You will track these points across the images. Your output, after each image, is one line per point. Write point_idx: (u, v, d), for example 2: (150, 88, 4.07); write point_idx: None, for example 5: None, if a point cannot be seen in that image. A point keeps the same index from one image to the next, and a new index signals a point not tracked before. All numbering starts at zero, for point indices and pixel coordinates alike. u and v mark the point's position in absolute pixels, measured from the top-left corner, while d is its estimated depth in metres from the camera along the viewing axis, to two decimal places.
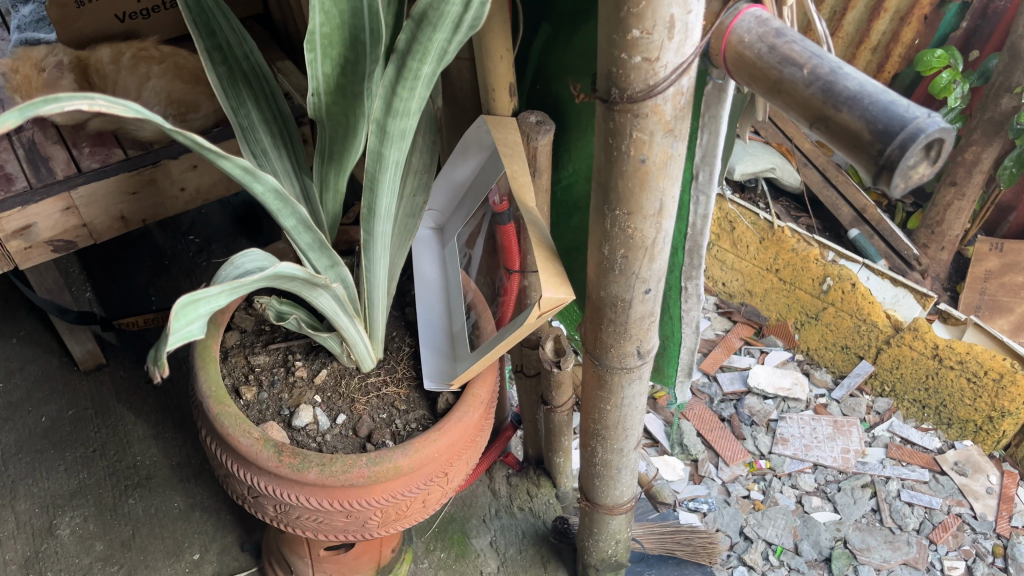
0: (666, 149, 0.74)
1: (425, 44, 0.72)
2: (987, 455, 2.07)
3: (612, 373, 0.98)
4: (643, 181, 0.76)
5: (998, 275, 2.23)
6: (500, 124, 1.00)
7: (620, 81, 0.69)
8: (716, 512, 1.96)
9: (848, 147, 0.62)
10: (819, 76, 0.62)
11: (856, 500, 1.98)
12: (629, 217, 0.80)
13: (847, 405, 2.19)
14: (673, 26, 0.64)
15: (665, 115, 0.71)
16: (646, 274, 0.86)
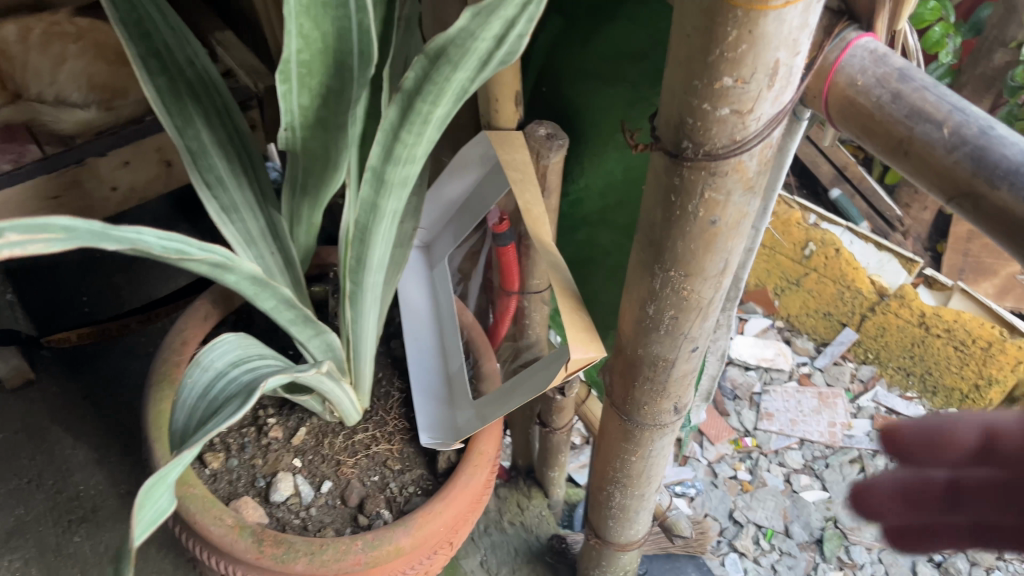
0: (742, 208, 0.59)
1: (439, 83, 0.55)
2: None
3: (643, 429, 0.86)
4: (710, 244, 0.62)
5: (980, 235, 2.16)
6: (504, 141, 0.84)
7: (698, 134, 0.54)
8: (703, 495, 1.86)
9: (1003, 233, 0.46)
10: (964, 138, 0.47)
11: (844, 477, 1.93)
12: (686, 280, 0.65)
13: (830, 374, 2.14)
14: (776, 72, 0.49)
15: (747, 172, 0.56)
16: (696, 333, 0.72)
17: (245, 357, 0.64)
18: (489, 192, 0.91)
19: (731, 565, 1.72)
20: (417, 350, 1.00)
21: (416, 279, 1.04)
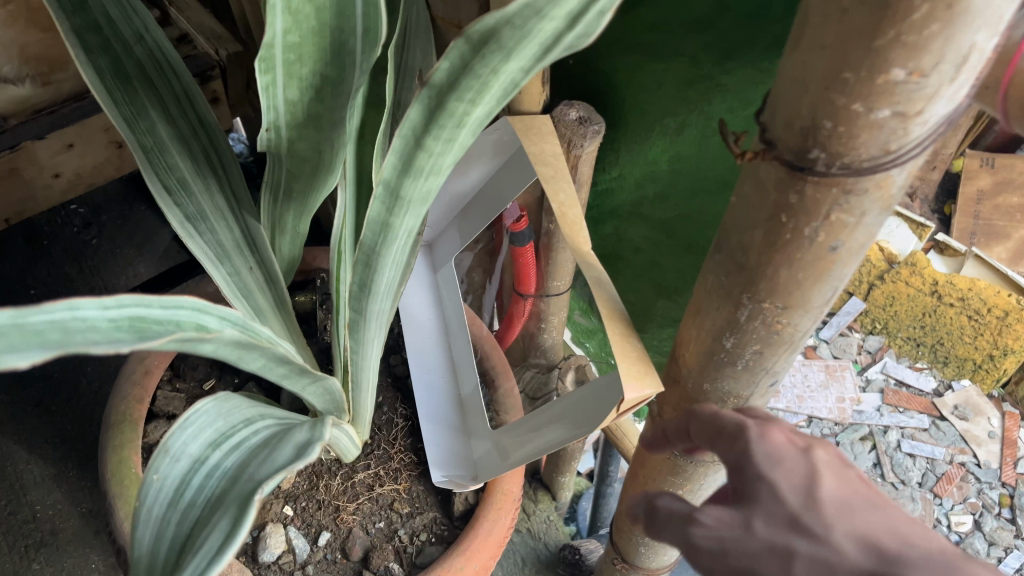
0: (873, 230, 0.45)
1: (482, 75, 0.40)
2: (987, 395, 1.95)
3: (696, 465, 0.73)
4: (823, 273, 0.48)
5: (990, 196, 2.08)
6: (528, 128, 0.68)
7: (836, 142, 0.39)
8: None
9: None
10: None
11: (857, 456, 1.83)
12: (782, 312, 0.52)
13: (837, 346, 2.00)
14: (967, 61, 0.35)
15: (892, 188, 0.42)
16: (780, 368, 0.59)
17: (231, 428, 0.50)
18: (506, 185, 0.79)
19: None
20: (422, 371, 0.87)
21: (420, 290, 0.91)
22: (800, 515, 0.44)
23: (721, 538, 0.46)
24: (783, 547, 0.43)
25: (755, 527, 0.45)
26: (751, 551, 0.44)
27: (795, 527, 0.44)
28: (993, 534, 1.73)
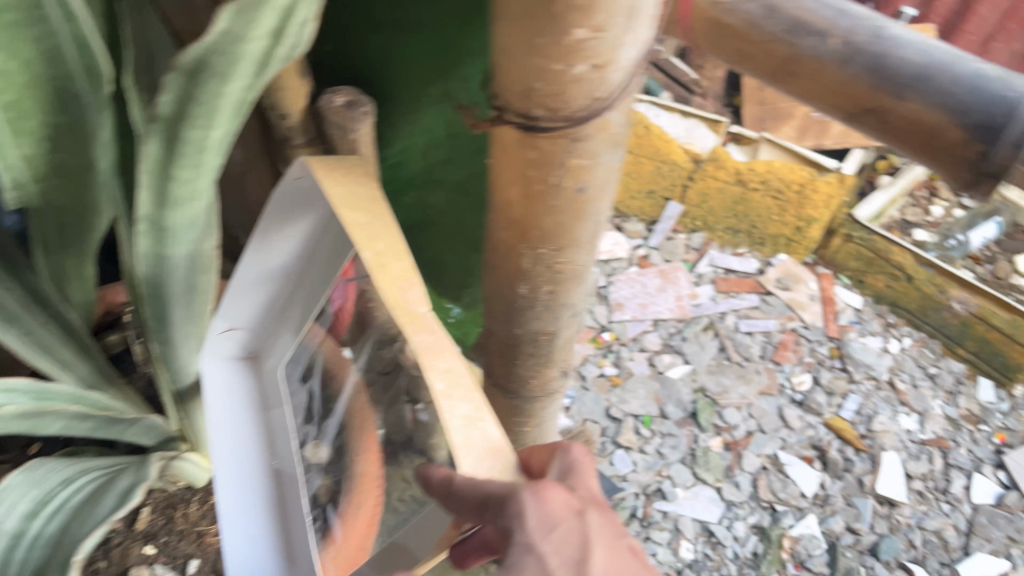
0: (610, 166, 0.50)
1: (207, 100, 0.41)
2: (801, 263, 2.16)
3: (532, 401, 0.78)
4: (581, 213, 0.53)
5: None
6: (336, 167, 0.58)
7: (550, 99, 0.43)
8: (578, 402, 1.90)
9: None
10: None
11: (702, 346, 2.01)
12: (559, 254, 0.56)
13: (666, 251, 2.19)
14: (634, 12, 0.39)
15: (612, 128, 0.47)
16: (576, 300, 0.64)
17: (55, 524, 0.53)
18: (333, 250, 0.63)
19: (620, 461, 1.82)
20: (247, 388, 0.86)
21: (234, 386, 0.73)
22: None
23: None
24: None
25: None
26: None
27: None
28: (829, 384, 1.94)
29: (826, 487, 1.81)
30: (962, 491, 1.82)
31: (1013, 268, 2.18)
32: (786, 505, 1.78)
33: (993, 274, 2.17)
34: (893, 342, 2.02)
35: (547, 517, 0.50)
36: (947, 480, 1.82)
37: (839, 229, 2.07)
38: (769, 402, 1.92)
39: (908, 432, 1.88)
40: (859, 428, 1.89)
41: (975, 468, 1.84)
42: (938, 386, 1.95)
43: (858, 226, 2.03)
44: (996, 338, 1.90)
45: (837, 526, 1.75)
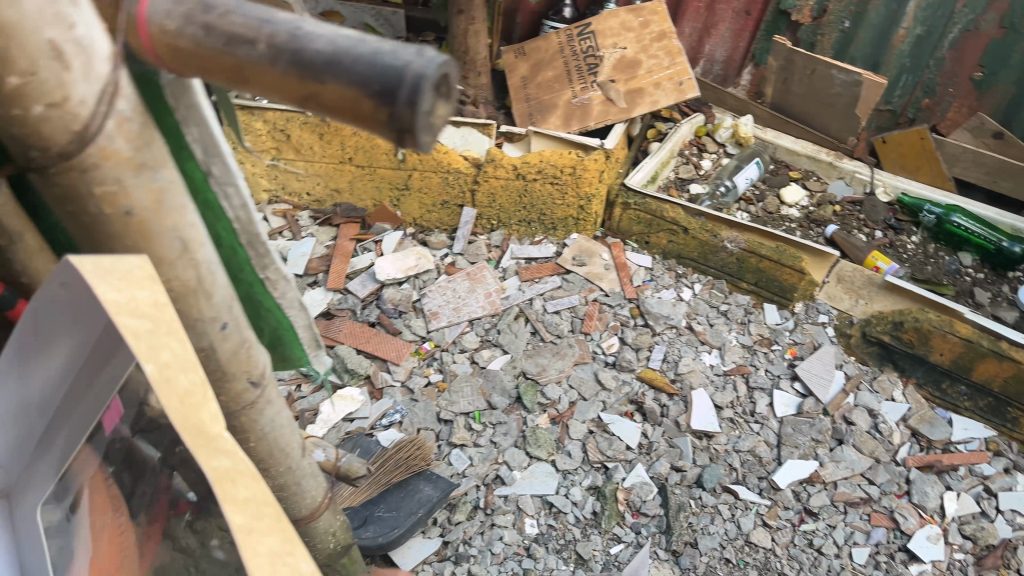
0: (147, 186, 0.56)
1: None
2: (593, 238, 2.32)
3: (238, 415, 0.81)
4: (146, 235, 0.58)
5: (532, 78, 2.39)
6: (113, 270, 0.50)
7: (33, 140, 0.49)
8: (409, 414, 1.96)
9: (352, 119, 0.49)
10: (280, 47, 0.48)
11: (516, 334, 2.11)
12: (155, 280, 0.62)
13: (470, 254, 2.29)
14: (61, 52, 0.47)
15: (122, 153, 0.53)
16: (212, 312, 0.68)
17: None
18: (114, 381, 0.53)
19: (457, 460, 1.88)
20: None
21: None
22: None
23: None
24: None
25: None
26: None
27: None
28: (635, 341, 2.08)
29: (648, 435, 1.94)
30: (767, 409, 1.98)
31: (780, 200, 2.41)
32: (615, 461, 1.89)
33: (764, 210, 2.39)
34: (685, 290, 2.19)
35: None
36: (753, 401, 1.99)
37: (616, 199, 2.25)
38: (585, 369, 2.05)
39: (711, 367, 2.05)
40: (669, 374, 2.04)
41: (774, 385, 2.02)
42: (731, 320, 2.13)
43: (632, 193, 2.23)
44: (768, 266, 2.09)
45: (663, 467, 1.88)
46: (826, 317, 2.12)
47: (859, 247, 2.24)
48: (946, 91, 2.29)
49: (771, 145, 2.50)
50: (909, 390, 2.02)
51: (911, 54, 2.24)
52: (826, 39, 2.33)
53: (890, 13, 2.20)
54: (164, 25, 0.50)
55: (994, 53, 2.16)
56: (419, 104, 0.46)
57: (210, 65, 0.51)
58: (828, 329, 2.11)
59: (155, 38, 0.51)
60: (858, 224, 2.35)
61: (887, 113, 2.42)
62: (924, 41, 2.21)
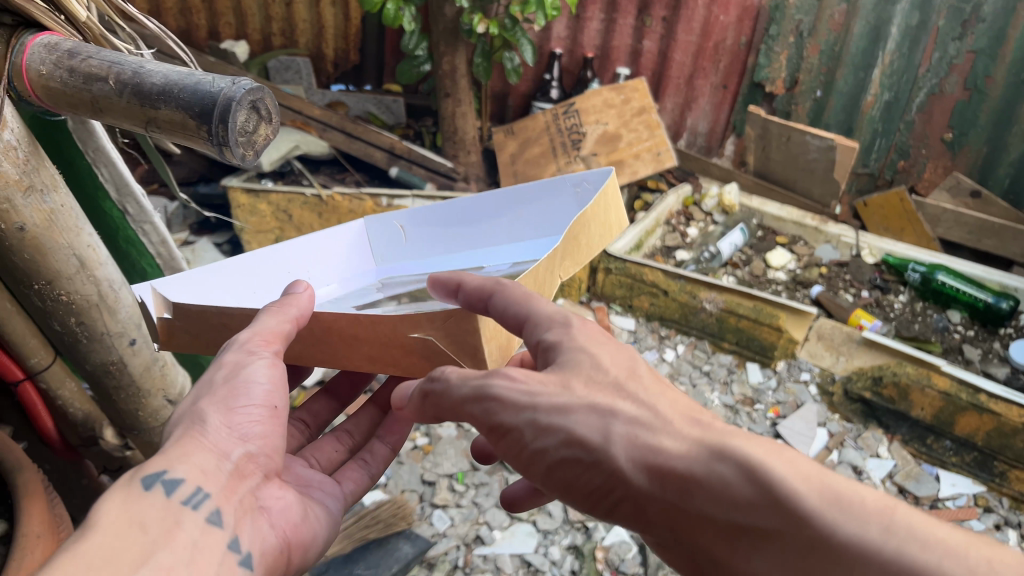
0: (37, 208, 0.78)
1: None
2: (578, 303, 2.38)
3: (138, 417, 1.05)
4: (40, 247, 0.80)
5: (520, 154, 2.53)
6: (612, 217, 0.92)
7: None
8: (394, 477, 1.84)
9: (184, 136, 0.66)
10: (125, 83, 0.65)
11: None
12: (52, 287, 0.84)
13: None
14: None
15: (10, 176, 0.74)
16: (116, 326, 0.93)
17: None
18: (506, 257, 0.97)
19: (438, 520, 1.74)
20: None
21: (376, 251, 1.09)
22: (628, 386, 0.62)
23: (548, 408, 0.61)
24: (608, 420, 0.59)
25: (578, 410, 0.60)
26: (576, 422, 0.59)
27: (623, 396, 0.61)
28: None
29: None
30: None
31: (765, 265, 2.38)
32: (594, 520, 1.75)
33: (750, 273, 2.35)
34: (668, 351, 2.23)
35: (587, 334, 0.67)
36: None
37: (598, 265, 2.33)
38: None
39: None
40: None
41: None
42: (714, 380, 2.14)
43: (613, 258, 2.29)
44: (746, 326, 2.14)
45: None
46: (809, 375, 2.13)
47: (843, 305, 2.20)
48: (920, 152, 2.42)
49: (758, 212, 2.53)
50: (895, 447, 1.98)
51: (882, 118, 2.39)
52: (801, 108, 2.50)
53: (858, 81, 2.37)
54: (38, 69, 0.68)
55: (961, 114, 2.30)
56: (228, 120, 0.63)
57: (74, 101, 0.68)
58: (811, 387, 2.11)
59: (35, 82, 0.69)
60: (844, 284, 2.31)
61: (866, 177, 2.54)
62: (893, 106, 2.36)
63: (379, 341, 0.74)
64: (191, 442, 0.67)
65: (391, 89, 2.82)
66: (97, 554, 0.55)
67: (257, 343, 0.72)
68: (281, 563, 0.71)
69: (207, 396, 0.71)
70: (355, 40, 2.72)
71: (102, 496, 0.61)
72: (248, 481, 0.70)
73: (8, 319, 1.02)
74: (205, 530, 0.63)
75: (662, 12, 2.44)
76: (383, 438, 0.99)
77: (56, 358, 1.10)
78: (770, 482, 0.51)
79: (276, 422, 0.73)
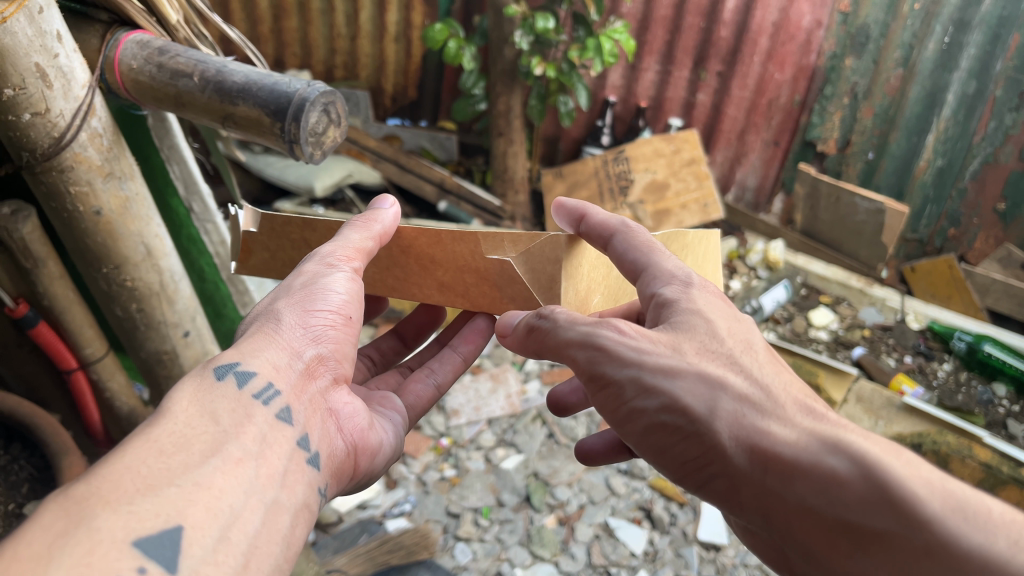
0: (114, 194, 0.95)
1: None
2: None
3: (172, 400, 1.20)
4: (113, 231, 0.97)
5: (567, 197, 2.56)
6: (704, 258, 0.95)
7: (26, 140, 0.85)
8: (419, 506, 1.83)
9: (253, 127, 0.90)
10: (209, 81, 0.89)
11: (532, 435, 2.04)
12: (120, 271, 1.01)
13: (496, 356, 2.31)
14: (43, 72, 0.81)
15: (93, 163, 0.91)
16: (172, 317, 1.10)
17: None
18: None
19: (461, 553, 1.71)
20: (6, 427, 1.16)
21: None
22: (740, 358, 0.63)
23: (656, 370, 0.61)
24: (718, 393, 0.59)
25: (686, 376, 0.60)
26: (683, 389, 0.60)
27: (734, 368, 0.62)
28: None
29: (654, 543, 1.77)
30: None
31: (807, 323, 2.35)
32: (618, 566, 1.71)
33: (792, 330, 2.32)
34: None
35: (714, 299, 0.68)
36: None
37: None
38: (596, 474, 1.93)
39: None
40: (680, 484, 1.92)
41: None
42: None
43: None
44: None
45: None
46: None
47: (885, 370, 2.14)
48: (972, 221, 2.39)
49: (803, 270, 2.52)
50: None
51: (934, 184, 2.38)
52: (852, 169, 2.51)
53: (911, 146, 2.37)
54: (130, 63, 0.91)
55: (1015, 184, 2.28)
56: (300, 116, 0.86)
57: (160, 95, 0.91)
58: None
59: (124, 76, 0.91)
60: (886, 348, 2.26)
61: (915, 243, 2.52)
62: (945, 172, 2.35)
63: (459, 264, 0.84)
64: (264, 339, 0.71)
65: (446, 127, 2.87)
66: (169, 439, 0.56)
67: (337, 258, 0.78)
68: (346, 468, 0.74)
69: (285, 298, 0.75)
70: (415, 77, 2.78)
71: (176, 384, 0.63)
72: (319, 384, 0.73)
73: (68, 307, 1.13)
74: (276, 424, 0.65)
75: (718, 67, 2.47)
76: (455, 346, 0.99)
77: (105, 350, 1.21)
78: (888, 483, 0.52)
79: (349, 332, 0.76)
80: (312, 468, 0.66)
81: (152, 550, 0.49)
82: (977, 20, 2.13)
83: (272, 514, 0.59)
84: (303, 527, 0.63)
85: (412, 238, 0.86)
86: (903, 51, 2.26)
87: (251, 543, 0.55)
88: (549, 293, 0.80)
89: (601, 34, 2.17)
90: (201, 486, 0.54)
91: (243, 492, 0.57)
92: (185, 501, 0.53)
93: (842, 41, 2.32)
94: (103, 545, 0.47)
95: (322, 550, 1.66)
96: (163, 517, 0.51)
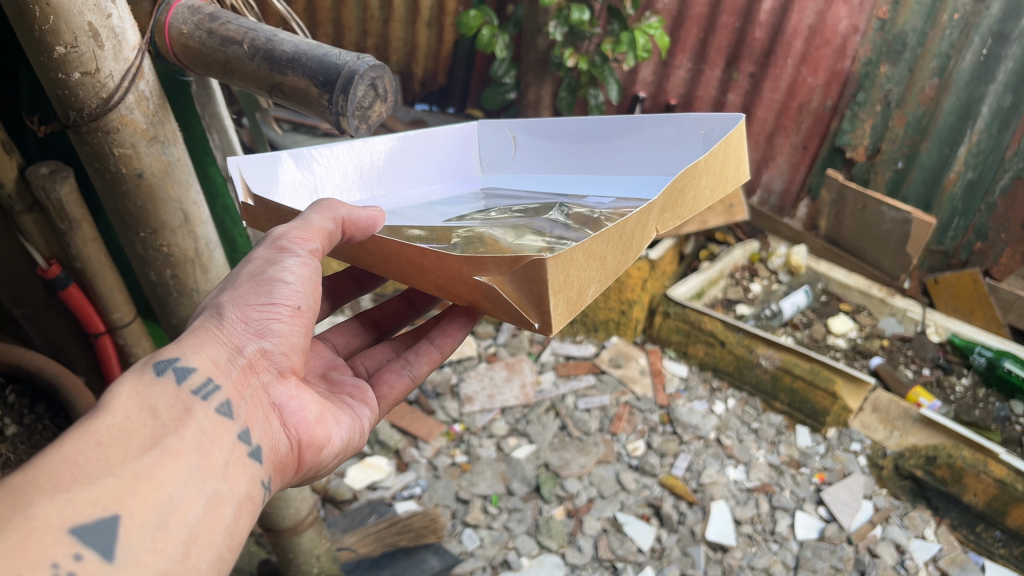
0: (157, 158, 0.95)
1: None
2: (632, 343, 2.34)
3: None
4: (152, 195, 0.98)
5: None
6: (722, 161, 0.92)
7: (74, 100, 0.86)
8: (430, 490, 1.83)
9: (299, 95, 0.90)
10: (258, 48, 0.90)
11: (544, 426, 2.04)
12: (157, 236, 1.02)
13: (512, 346, 2.30)
14: (95, 31, 0.82)
15: (139, 125, 0.92)
16: (204, 284, 1.11)
17: None
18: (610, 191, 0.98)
19: (468, 539, 1.72)
20: (34, 386, 1.19)
21: (483, 157, 1.15)
22: None
23: None
24: None
25: None
26: None
27: None
28: (660, 447, 2.00)
29: (662, 540, 1.77)
30: (788, 530, 1.83)
31: (827, 330, 2.34)
32: (625, 562, 1.70)
33: (810, 336, 2.32)
34: (718, 403, 2.16)
35: None
36: (774, 521, 1.84)
37: (657, 308, 2.30)
38: (607, 469, 1.94)
39: (735, 482, 1.93)
40: (690, 484, 1.91)
41: (798, 507, 1.89)
42: (761, 438, 2.06)
43: (674, 302, 2.27)
44: (801, 387, 2.05)
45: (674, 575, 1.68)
46: (860, 446, 2.03)
47: (902, 381, 2.12)
48: (999, 236, 2.37)
49: (824, 277, 2.51)
50: (941, 530, 1.87)
51: (963, 196, 2.37)
52: (880, 178, 2.49)
53: (942, 157, 2.35)
54: (180, 28, 0.93)
55: None
56: (349, 88, 0.87)
57: (209, 58, 0.93)
58: (861, 458, 2.01)
59: (173, 38, 0.93)
60: (905, 360, 2.24)
61: (940, 255, 2.50)
62: (976, 185, 2.33)
63: (447, 276, 0.77)
64: (205, 335, 0.71)
65: (473, 115, 2.86)
66: (108, 430, 0.58)
67: (291, 240, 0.75)
68: (289, 463, 0.74)
69: (231, 292, 0.73)
70: (445, 62, 2.79)
71: (117, 377, 0.64)
72: (260, 378, 0.72)
73: (100, 272, 1.15)
74: (216, 420, 0.66)
75: (750, 68, 2.45)
76: (434, 339, 1.00)
77: (133, 318, 1.23)
78: None
79: (298, 322, 0.75)
80: (252, 462, 0.67)
81: (89, 538, 0.52)
82: (1016, 34, 2.11)
83: (214, 505, 0.61)
84: (247, 519, 0.64)
85: (399, 246, 0.79)
86: (940, 61, 2.23)
87: (192, 532, 0.57)
88: (540, 316, 0.71)
89: (635, 29, 2.15)
90: (141, 478, 0.56)
91: (184, 482, 0.59)
92: (123, 491, 0.55)
93: (878, 48, 2.29)
94: (39, 532, 0.50)
95: (332, 527, 1.67)
96: (100, 505, 0.53)
